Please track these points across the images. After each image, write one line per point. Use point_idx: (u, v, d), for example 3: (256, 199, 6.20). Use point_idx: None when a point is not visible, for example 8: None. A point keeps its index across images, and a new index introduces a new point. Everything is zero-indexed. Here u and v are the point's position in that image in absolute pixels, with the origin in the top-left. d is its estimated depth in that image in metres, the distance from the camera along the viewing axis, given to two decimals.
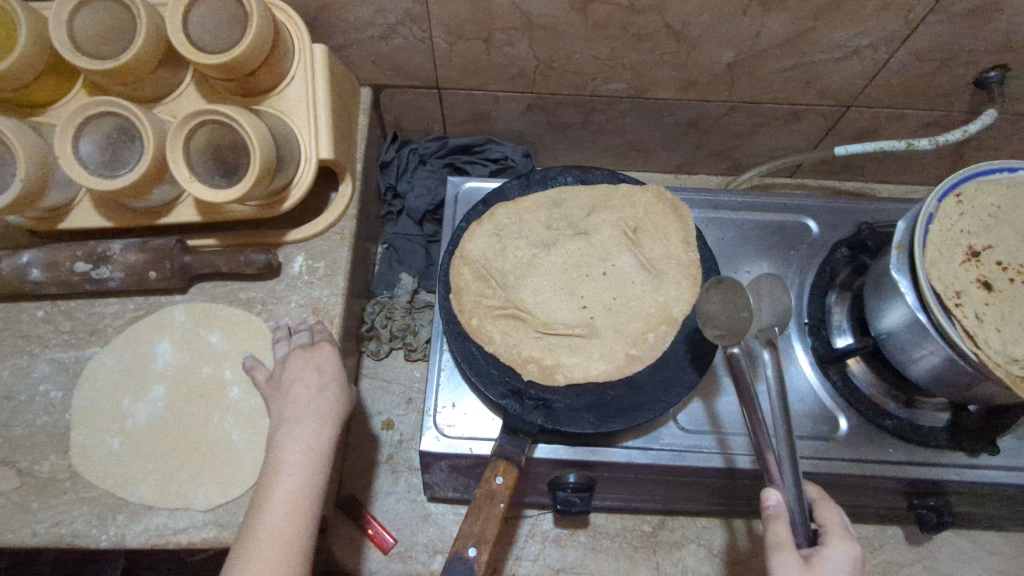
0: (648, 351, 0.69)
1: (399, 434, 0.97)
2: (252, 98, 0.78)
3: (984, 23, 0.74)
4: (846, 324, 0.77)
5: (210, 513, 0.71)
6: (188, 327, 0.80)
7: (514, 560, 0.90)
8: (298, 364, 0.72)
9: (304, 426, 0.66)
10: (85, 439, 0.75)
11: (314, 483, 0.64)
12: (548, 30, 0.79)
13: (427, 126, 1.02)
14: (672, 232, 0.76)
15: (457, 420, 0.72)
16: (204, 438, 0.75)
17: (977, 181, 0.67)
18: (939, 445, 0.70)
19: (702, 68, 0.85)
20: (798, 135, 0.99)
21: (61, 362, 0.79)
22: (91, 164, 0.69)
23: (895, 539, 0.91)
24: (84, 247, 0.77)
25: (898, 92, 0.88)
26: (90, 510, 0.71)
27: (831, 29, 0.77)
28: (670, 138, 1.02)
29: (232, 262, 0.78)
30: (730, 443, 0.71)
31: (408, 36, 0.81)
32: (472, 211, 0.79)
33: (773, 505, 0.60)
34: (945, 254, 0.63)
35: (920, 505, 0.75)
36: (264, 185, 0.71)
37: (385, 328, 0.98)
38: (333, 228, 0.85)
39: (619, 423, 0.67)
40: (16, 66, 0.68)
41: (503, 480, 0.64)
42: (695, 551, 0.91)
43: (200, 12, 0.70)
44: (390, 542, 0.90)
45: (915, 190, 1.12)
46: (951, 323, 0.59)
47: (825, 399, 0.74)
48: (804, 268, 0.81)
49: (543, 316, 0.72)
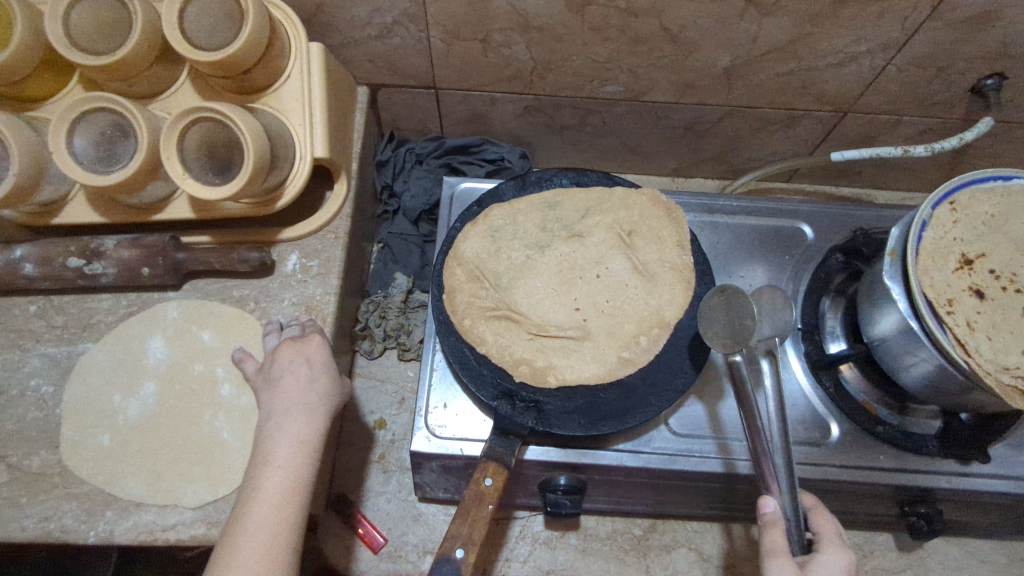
0: (641, 354, 0.69)
1: (391, 433, 0.97)
2: (250, 96, 0.78)
3: (982, 30, 0.74)
4: (839, 330, 0.77)
5: (199, 511, 0.71)
6: (180, 323, 0.80)
7: (504, 561, 0.90)
8: (288, 356, 0.72)
9: (294, 420, 0.66)
10: (75, 434, 0.75)
11: (301, 479, 0.63)
12: (546, 31, 0.79)
13: (425, 126, 1.02)
14: (666, 235, 0.76)
15: (449, 421, 0.72)
16: (195, 436, 0.75)
17: (972, 189, 0.67)
18: (931, 453, 0.70)
19: (699, 71, 0.85)
20: (795, 140, 0.99)
21: (52, 357, 0.79)
22: (85, 160, 0.69)
23: (885, 545, 0.91)
24: (78, 242, 0.77)
25: (895, 100, 0.88)
26: (79, 505, 0.71)
27: (830, 33, 0.77)
28: (669, 140, 1.02)
29: (226, 260, 0.78)
30: (731, 448, 0.71)
31: (406, 36, 0.81)
32: (467, 212, 0.79)
33: (770, 512, 0.60)
34: (938, 262, 0.63)
35: (911, 512, 0.75)
36: (258, 182, 0.71)
37: (379, 327, 0.99)
38: (327, 227, 0.85)
39: (610, 426, 0.67)
40: (12, 59, 0.68)
41: (492, 482, 0.64)
42: (686, 555, 0.91)
43: (196, 9, 0.70)
44: (380, 542, 0.89)
45: (912, 197, 1.13)
46: (942, 332, 0.59)
47: (817, 405, 0.74)
48: (798, 273, 0.81)
49: (536, 317, 0.72)
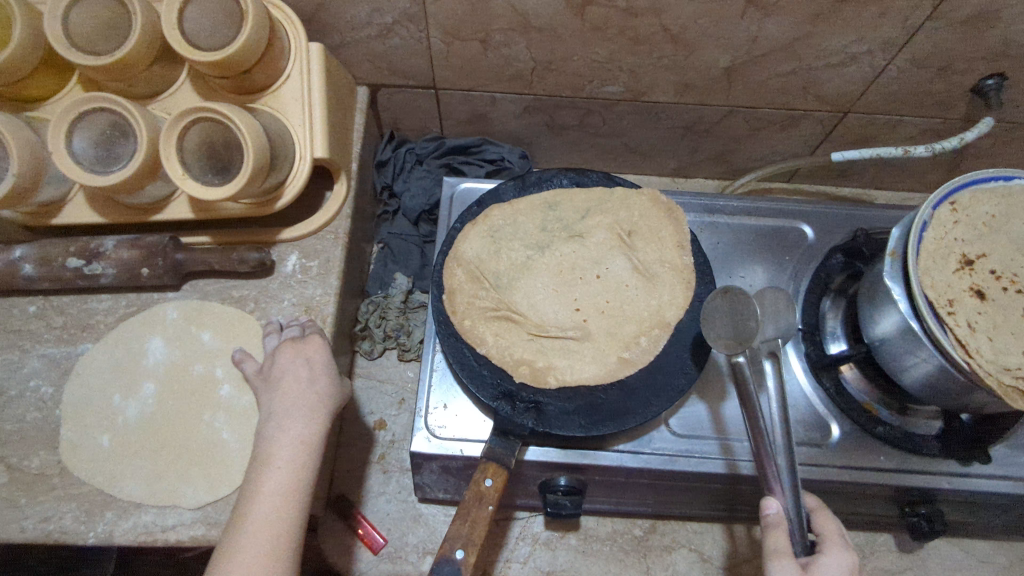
0: (641, 355, 0.69)
1: (391, 434, 0.97)
2: (250, 96, 0.78)
3: (983, 30, 0.74)
4: (840, 331, 0.77)
5: (199, 511, 0.71)
6: (180, 324, 0.80)
7: (504, 562, 0.90)
8: (288, 357, 0.72)
9: (294, 421, 0.66)
10: (75, 435, 0.75)
11: (302, 480, 0.63)
12: (545, 31, 0.79)
13: (424, 126, 1.02)
14: (666, 236, 0.76)
15: (449, 421, 0.72)
16: (195, 437, 0.75)
17: (973, 189, 0.67)
18: (931, 453, 0.70)
19: (699, 72, 0.85)
20: (796, 140, 0.99)
21: (52, 358, 0.79)
22: (84, 160, 0.69)
23: (885, 546, 0.91)
24: (78, 243, 0.77)
25: (896, 100, 0.88)
26: (78, 506, 0.71)
27: (830, 33, 0.76)
28: (669, 140, 1.02)
29: (226, 260, 0.78)
30: (733, 449, 0.71)
31: (406, 36, 0.81)
32: (467, 212, 0.79)
33: (773, 513, 0.60)
34: (939, 262, 0.63)
35: (912, 513, 0.75)
36: (258, 183, 0.70)
37: (379, 328, 0.99)
38: (327, 228, 0.85)
39: (610, 427, 0.66)
40: (12, 59, 0.68)
41: (492, 482, 0.63)
42: (686, 556, 0.91)
43: (196, 9, 0.70)
44: (379, 543, 0.89)
45: (912, 197, 1.12)
46: (943, 332, 0.59)
47: (818, 405, 0.74)
48: (799, 274, 0.81)
49: (537, 318, 0.72)
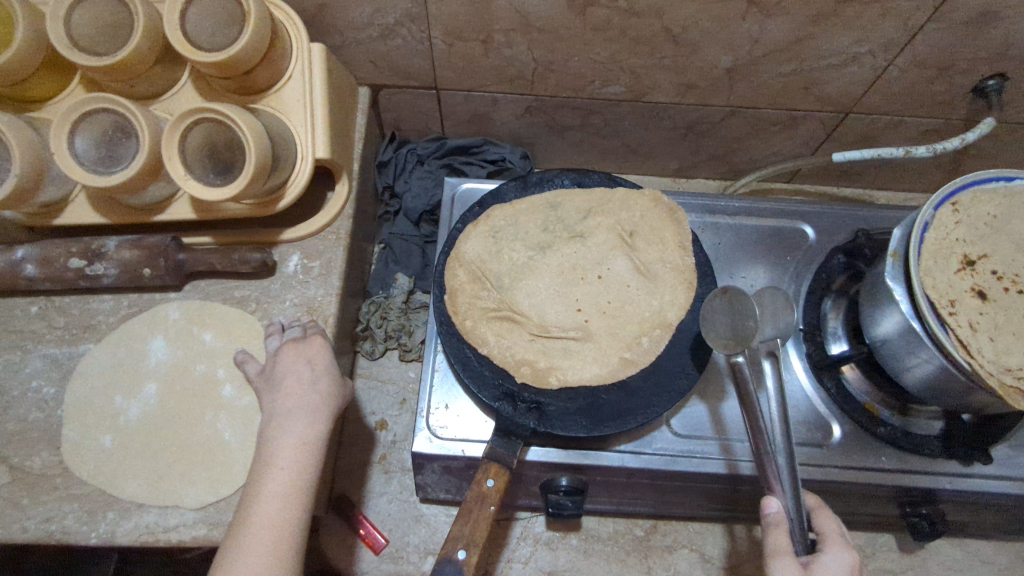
0: (642, 355, 0.69)
1: (392, 434, 0.97)
2: (251, 97, 0.78)
3: (984, 31, 0.74)
4: (841, 331, 0.77)
5: (201, 512, 0.71)
6: (182, 324, 0.80)
7: (505, 562, 0.90)
8: (290, 357, 0.72)
9: (296, 421, 0.66)
10: (77, 435, 0.75)
11: (303, 480, 0.63)
12: (547, 31, 0.79)
13: (425, 126, 1.02)
14: (667, 236, 0.76)
15: (451, 421, 0.72)
16: (197, 437, 0.75)
17: (974, 190, 0.67)
18: (932, 453, 0.70)
19: (700, 72, 0.85)
20: (796, 140, 0.99)
21: (54, 358, 0.79)
22: (86, 160, 0.69)
23: (886, 546, 0.91)
24: (79, 244, 0.77)
25: (897, 100, 0.88)
26: (80, 506, 0.71)
27: (831, 34, 0.76)
28: (670, 141, 1.02)
29: (227, 261, 0.78)
30: (734, 449, 0.71)
31: (407, 36, 0.81)
32: (469, 212, 0.79)
33: (773, 512, 0.60)
34: (940, 263, 0.63)
35: (913, 513, 0.74)
36: (259, 184, 0.70)
37: (380, 328, 0.99)
38: (329, 228, 0.85)
39: (612, 428, 0.66)
40: (14, 59, 0.68)
41: (493, 483, 0.63)
42: (687, 556, 0.91)
43: (198, 9, 0.70)
44: (381, 543, 0.90)
45: (913, 198, 1.12)
46: (944, 332, 0.59)
47: (819, 406, 0.74)
48: (800, 274, 0.81)
49: (538, 318, 0.72)
